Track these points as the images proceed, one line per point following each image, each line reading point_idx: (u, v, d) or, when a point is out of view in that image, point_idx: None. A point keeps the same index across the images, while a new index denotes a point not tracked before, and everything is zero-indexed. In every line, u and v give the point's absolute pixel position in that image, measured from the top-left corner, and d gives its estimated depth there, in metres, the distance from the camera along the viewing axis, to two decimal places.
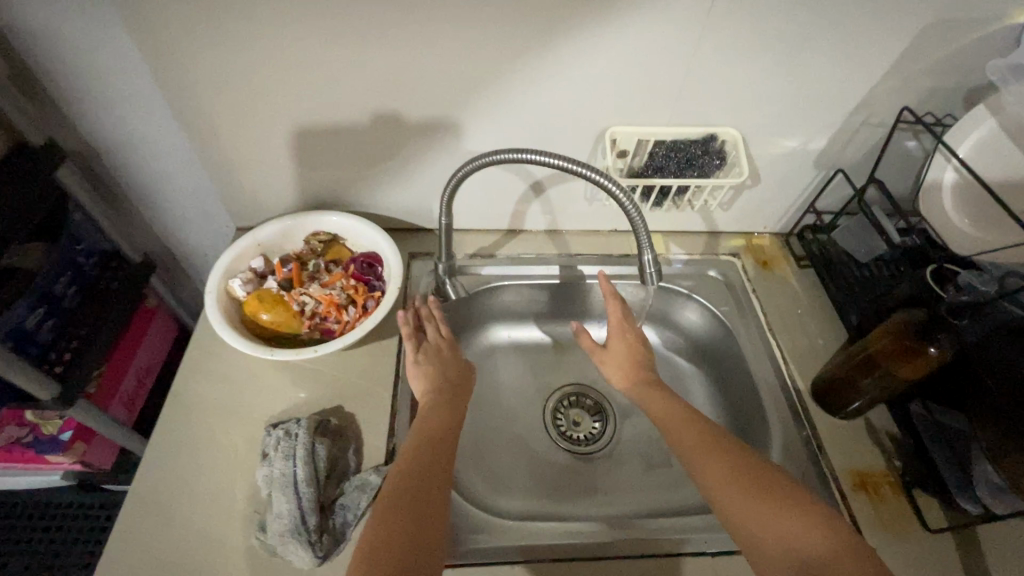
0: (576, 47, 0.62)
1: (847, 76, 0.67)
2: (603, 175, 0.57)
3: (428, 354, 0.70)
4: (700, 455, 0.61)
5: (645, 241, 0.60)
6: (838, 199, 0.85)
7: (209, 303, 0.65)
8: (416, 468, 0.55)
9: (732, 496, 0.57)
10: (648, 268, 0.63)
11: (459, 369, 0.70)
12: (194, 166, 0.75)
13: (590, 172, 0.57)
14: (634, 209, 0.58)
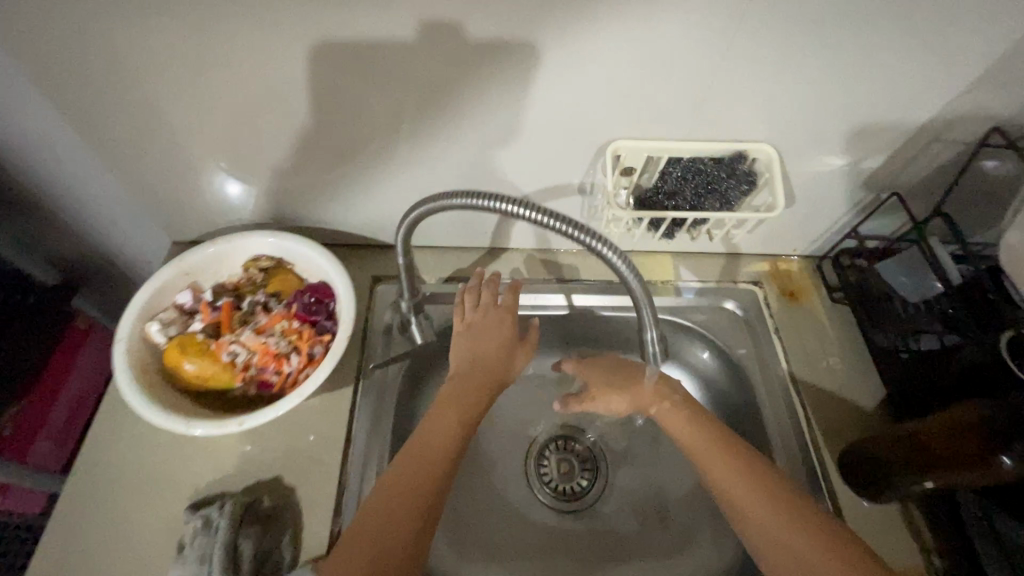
0: (571, 38, 0.48)
1: (921, 83, 0.52)
2: (598, 238, 0.44)
3: (477, 324, 0.64)
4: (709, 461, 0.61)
5: (648, 319, 0.51)
6: (889, 224, 0.71)
7: (118, 355, 0.54)
8: (411, 474, 0.54)
9: (735, 492, 0.58)
10: (650, 348, 0.54)
11: (503, 348, 0.64)
12: (101, 176, 0.64)
13: (582, 234, 0.44)
14: (630, 274, 0.46)
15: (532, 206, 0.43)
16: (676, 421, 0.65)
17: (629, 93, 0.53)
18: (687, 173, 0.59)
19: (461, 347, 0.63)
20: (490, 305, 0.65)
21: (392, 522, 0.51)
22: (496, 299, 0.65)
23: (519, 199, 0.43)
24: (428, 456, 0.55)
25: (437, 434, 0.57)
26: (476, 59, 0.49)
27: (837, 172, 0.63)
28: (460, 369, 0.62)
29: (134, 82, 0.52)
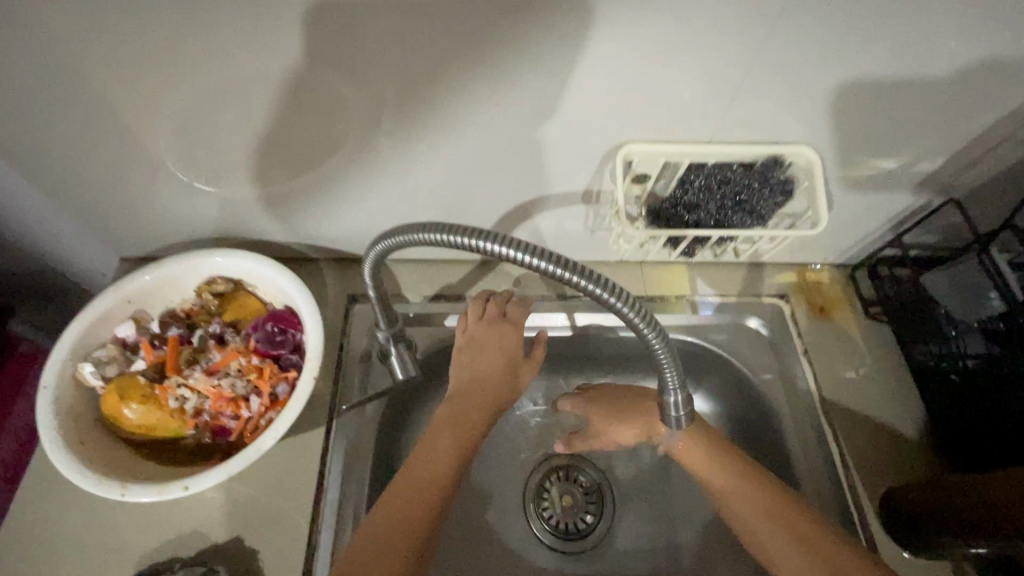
0: (575, 19, 0.38)
1: (1003, 74, 0.43)
2: (600, 280, 0.37)
3: (481, 336, 0.57)
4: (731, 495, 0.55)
5: (673, 382, 0.44)
6: (936, 232, 0.62)
7: (42, 405, 0.46)
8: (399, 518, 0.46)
9: (761, 530, 0.53)
10: (673, 415, 0.47)
11: (508, 366, 0.57)
12: (27, 187, 0.55)
13: (578, 276, 0.36)
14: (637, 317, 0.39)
15: (524, 247, 0.35)
16: (706, 470, 0.57)
17: (646, 87, 0.44)
18: (711, 182, 0.50)
19: (460, 362, 0.56)
20: (496, 316, 0.57)
21: (386, 549, 0.44)
22: (504, 311, 0.58)
23: (536, 246, 0.36)
24: (427, 479, 0.49)
25: (436, 456, 0.51)
26: (459, 43, 0.40)
27: (884, 176, 0.54)
28: (458, 387, 0.55)
29: (45, 75, 0.43)
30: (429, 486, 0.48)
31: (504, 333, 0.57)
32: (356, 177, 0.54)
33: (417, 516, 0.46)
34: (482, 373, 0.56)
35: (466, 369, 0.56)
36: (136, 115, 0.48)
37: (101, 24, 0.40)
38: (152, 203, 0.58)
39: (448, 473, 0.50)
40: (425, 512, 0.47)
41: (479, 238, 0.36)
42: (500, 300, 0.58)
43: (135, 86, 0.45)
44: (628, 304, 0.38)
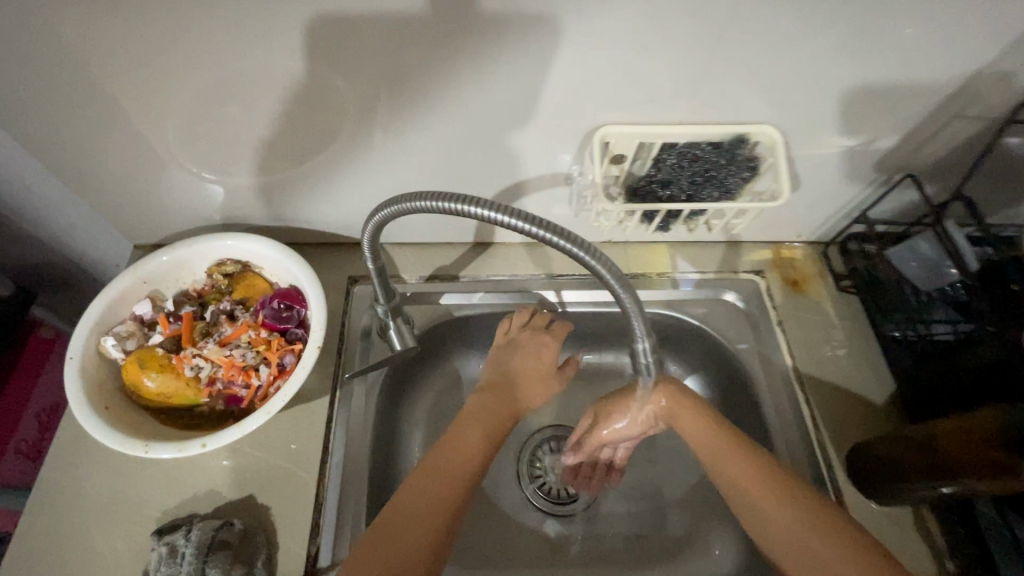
0: (553, 13, 0.42)
1: (941, 56, 0.47)
2: (566, 234, 0.40)
3: (523, 342, 0.64)
4: (714, 459, 0.57)
5: (640, 331, 0.45)
6: (899, 207, 0.66)
7: (69, 373, 0.50)
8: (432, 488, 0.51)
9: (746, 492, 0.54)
10: (641, 360, 0.48)
11: (541, 373, 0.64)
12: (50, 177, 0.60)
13: (547, 230, 0.40)
14: (602, 264, 0.41)
15: (496, 206, 0.39)
16: (700, 433, 0.59)
17: (620, 73, 0.48)
18: (681, 160, 0.54)
19: (496, 359, 0.64)
20: (540, 329, 0.65)
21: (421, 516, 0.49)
22: (546, 326, 0.65)
23: (509, 206, 0.39)
24: (456, 460, 0.54)
25: (465, 447, 0.55)
26: (447, 31, 0.44)
27: (845, 154, 0.58)
28: (492, 381, 0.62)
29: (65, 71, 0.47)
30: (454, 478, 0.52)
31: (542, 343, 0.64)
32: (355, 165, 0.58)
33: (444, 495, 0.51)
34: (516, 375, 0.63)
35: (501, 365, 0.63)
36: (150, 108, 0.51)
37: (119, 27, 0.44)
38: (165, 192, 0.62)
39: (474, 458, 0.55)
40: (451, 492, 0.51)
41: (476, 205, 0.39)
42: (544, 316, 0.66)
43: (148, 79, 0.48)
44: (593, 257, 0.41)
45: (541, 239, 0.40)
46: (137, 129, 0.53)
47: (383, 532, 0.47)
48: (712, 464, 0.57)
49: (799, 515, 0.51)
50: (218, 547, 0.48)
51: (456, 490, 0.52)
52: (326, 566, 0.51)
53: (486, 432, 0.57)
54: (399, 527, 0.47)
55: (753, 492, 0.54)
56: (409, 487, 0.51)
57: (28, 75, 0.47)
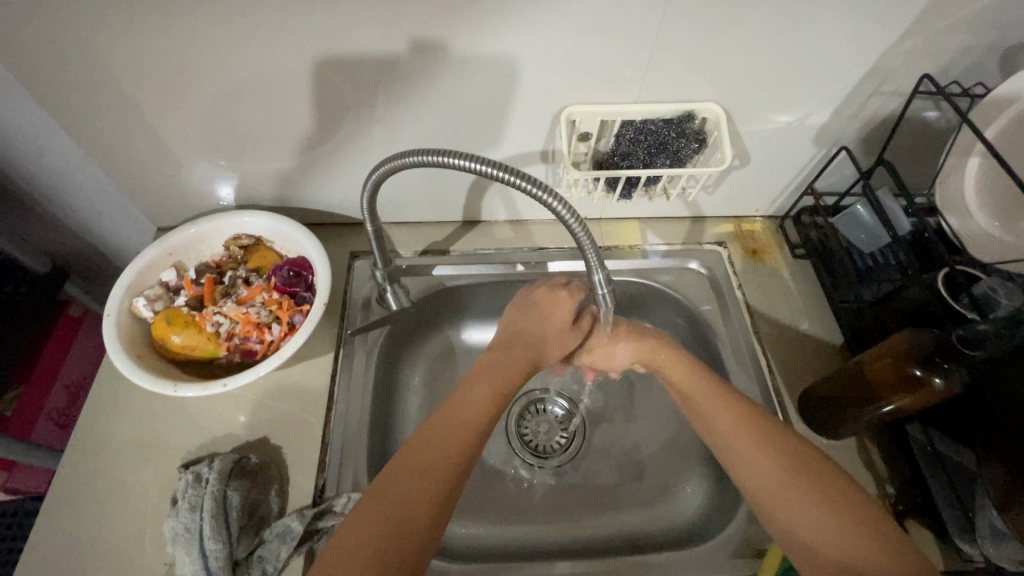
0: (522, 7, 0.50)
1: (854, 39, 0.55)
2: (541, 185, 0.48)
3: (538, 299, 0.62)
4: (704, 406, 0.57)
5: (594, 261, 0.53)
6: (840, 179, 0.73)
7: (107, 328, 0.57)
8: (439, 441, 0.49)
9: (736, 437, 0.54)
10: (598, 292, 0.56)
11: (556, 332, 0.61)
12: (88, 165, 0.68)
13: (518, 178, 0.47)
14: (573, 218, 0.49)
15: (480, 158, 0.47)
16: (684, 376, 0.60)
17: (582, 58, 0.56)
18: (639, 135, 0.62)
19: (510, 317, 0.62)
20: (557, 286, 0.63)
21: (425, 469, 0.47)
22: (564, 284, 0.63)
23: (488, 159, 0.47)
24: (466, 412, 0.52)
25: (477, 405, 0.53)
26: (434, 25, 0.52)
27: (785, 129, 0.66)
28: (503, 340, 0.61)
29: (107, 72, 0.55)
30: (466, 442, 0.50)
31: (557, 298, 0.61)
32: (354, 150, 0.66)
33: (450, 451, 0.49)
34: (531, 332, 0.61)
35: (515, 323, 0.62)
36: (177, 102, 0.59)
37: (154, 35, 0.51)
38: (186, 180, 0.69)
39: (482, 415, 0.52)
40: (458, 448, 0.49)
41: (461, 158, 0.47)
42: (561, 278, 0.64)
43: (178, 77, 0.56)
44: (558, 202, 0.49)
45: (514, 187, 0.48)
46: (163, 122, 0.61)
47: (382, 497, 0.45)
48: (694, 406, 0.58)
49: (775, 455, 0.51)
50: (237, 476, 0.55)
51: (464, 446, 0.50)
52: (332, 495, 0.57)
53: (496, 389, 0.55)
54: (404, 480, 0.46)
55: (734, 432, 0.54)
56: (410, 458, 0.48)
57: (74, 76, 0.55)
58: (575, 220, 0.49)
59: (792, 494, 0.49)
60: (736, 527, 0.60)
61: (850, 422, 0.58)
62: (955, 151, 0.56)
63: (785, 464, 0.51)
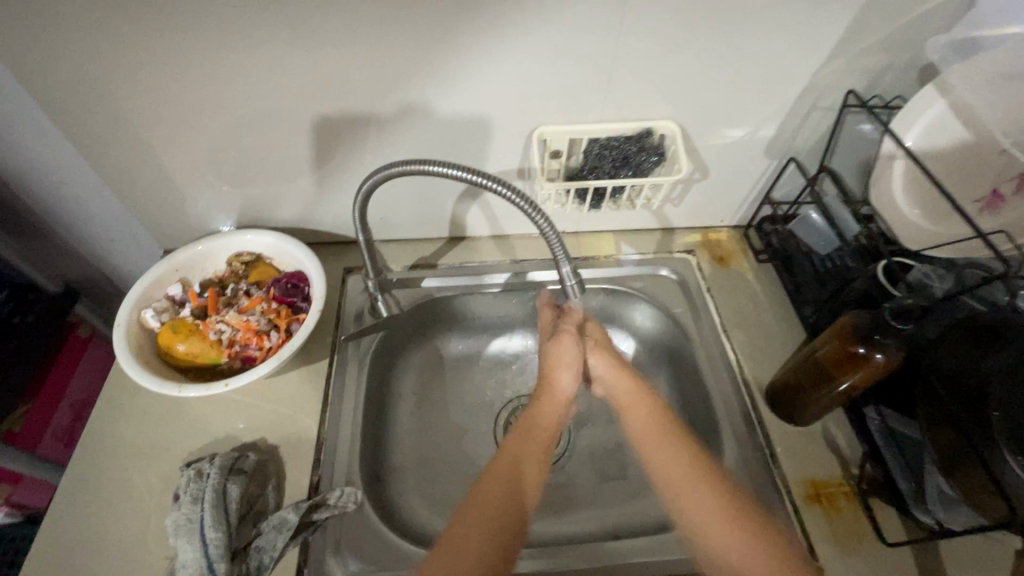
0: (491, 42, 0.58)
1: (788, 61, 0.63)
2: (517, 192, 0.55)
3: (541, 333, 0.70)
4: (653, 446, 0.57)
5: (561, 255, 0.60)
6: (794, 189, 0.80)
7: (117, 337, 0.62)
8: (496, 483, 0.54)
9: (680, 486, 0.54)
10: (567, 284, 0.63)
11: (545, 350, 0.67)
12: (103, 193, 0.73)
13: (495, 184, 0.54)
14: (540, 218, 0.56)
15: (463, 168, 0.53)
16: (644, 421, 0.60)
17: (547, 84, 0.63)
18: (604, 151, 0.68)
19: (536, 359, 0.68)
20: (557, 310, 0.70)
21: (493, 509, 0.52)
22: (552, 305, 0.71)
23: (469, 167, 0.54)
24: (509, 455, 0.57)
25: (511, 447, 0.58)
26: (415, 59, 0.59)
27: (737, 143, 0.73)
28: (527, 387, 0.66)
29: (122, 108, 0.61)
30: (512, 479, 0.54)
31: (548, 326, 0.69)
32: (345, 173, 0.72)
33: (508, 489, 0.53)
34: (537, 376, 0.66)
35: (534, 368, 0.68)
36: (186, 133, 0.65)
37: (166, 75, 0.58)
38: (190, 207, 0.75)
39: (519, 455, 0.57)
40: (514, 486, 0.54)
41: (441, 166, 0.54)
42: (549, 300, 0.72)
43: (186, 112, 0.62)
44: (520, 199, 0.55)
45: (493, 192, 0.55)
46: (172, 154, 0.67)
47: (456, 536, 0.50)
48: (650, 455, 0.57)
49: (729, 512, 0.51)
50: (237, 471, 0.58)
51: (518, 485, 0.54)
52: (325, 489, 0.60)
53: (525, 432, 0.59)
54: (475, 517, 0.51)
55: (690, 484, 0.53)
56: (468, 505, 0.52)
57: (94, 112, 0.61)
58: (546, 224, 0.57)
59: (752, 551, 0.49)
60: None
61: (813, 406, 0.63)
62: (881, 157, 0.63)
63: (739, 523, 0.50)
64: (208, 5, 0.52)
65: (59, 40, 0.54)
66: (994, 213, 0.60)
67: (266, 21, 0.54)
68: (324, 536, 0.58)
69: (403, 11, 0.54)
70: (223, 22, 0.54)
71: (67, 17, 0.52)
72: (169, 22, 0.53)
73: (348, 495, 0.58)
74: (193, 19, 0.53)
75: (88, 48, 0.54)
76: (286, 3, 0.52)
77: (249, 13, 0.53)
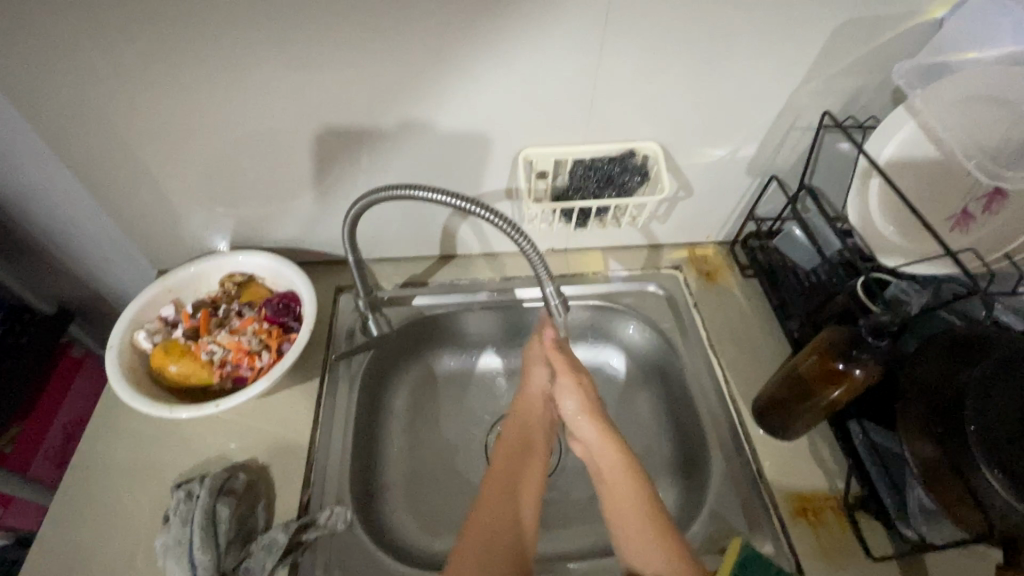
0: (475, 69, 0.60)
1: (763, 84, 0.65)
2: (499, 215, 0.56)
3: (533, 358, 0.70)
4: (628, 522, 0.56)
5: (544, 275, 0.62)
6: (777, 205, 0.82)
7: (110, 358, 0.63)
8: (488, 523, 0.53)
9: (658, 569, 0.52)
10: (552, 302, 0.65)
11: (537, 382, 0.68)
12: (99, 217, 0.75)
13: (478, 207, 0.56)
14: (522, 239, 0.58)
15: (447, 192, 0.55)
16: (620, 496, 0.58)
17: (531, 108, 0.65)
18: (589, 171, 0.70)
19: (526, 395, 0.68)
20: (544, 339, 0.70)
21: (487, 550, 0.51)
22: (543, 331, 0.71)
23: (452, 192, 0.55)
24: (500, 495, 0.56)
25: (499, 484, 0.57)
26: (401, 84, 0.61)
27: (719, 162, 0.75)
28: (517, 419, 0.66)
29: (119, 134, 0.63)
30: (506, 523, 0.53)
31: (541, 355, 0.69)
32: (336, 194, 0.73)
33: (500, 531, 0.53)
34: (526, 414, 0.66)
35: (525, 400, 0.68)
36: (180, 157, 0.66)
37: (161, 101, 0.60)
38: (184, 229, 0.76)
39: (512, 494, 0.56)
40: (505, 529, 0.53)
41: (426, 190, 0.55)
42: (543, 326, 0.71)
43: (181, 137, 0.64)
44: (501, 220, 0.57)
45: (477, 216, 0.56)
46: (166, 178, 0.69)
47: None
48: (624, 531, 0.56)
49: None
50: (226, 492, 0.59)
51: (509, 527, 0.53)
52: (315, 509, 0.61)
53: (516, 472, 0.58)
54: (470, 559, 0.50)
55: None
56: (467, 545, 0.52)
57: (91, 138, 0.63)
58: (528, 245, 0.58)
59: None
60: (700, 527, 0.62)
61: (799, 421, 0.64)
62: (858, 175, 0.65)
63: None
64: (204, 34, 0.54)
65: (58, 70, 0.56)
66: (965, 231, 0.63)
67: (260, 49, 0.56)
68: (313, 556, 0.58)
69: (389, 40, 0.56)
70: (219, 50, 0.56)
71: (68, 47, 0.54)
72: (165, 52, 0.55)
73: (338, 515, 0.58)
74: (189, 48, 0.55)
75: (87, 76, 0.57)
76: (279, 33, 0.55)
77: (243, 42, 0.55)
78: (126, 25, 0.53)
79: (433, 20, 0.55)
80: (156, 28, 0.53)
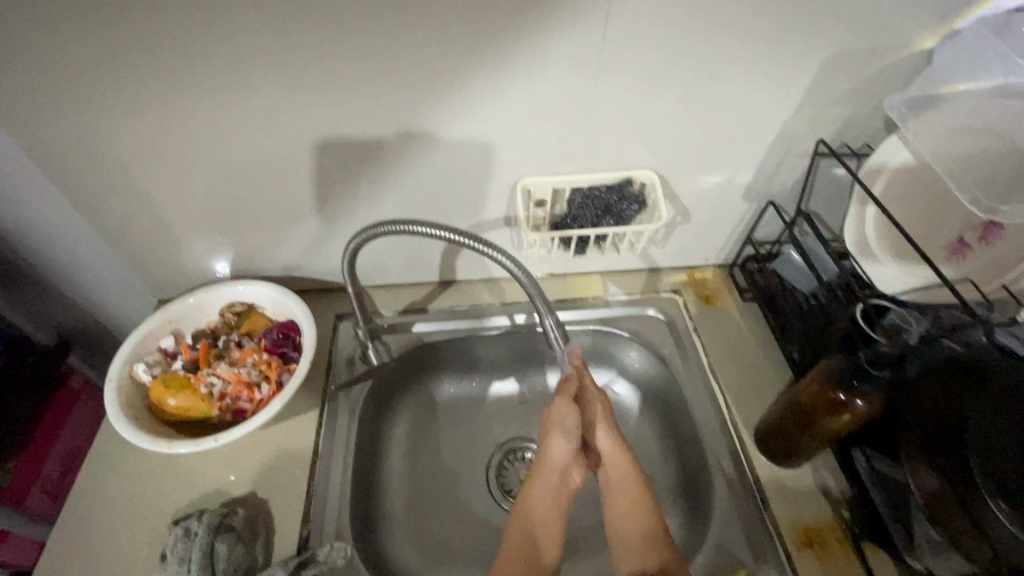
0: (472, 101, 0.61)
1: (756, 113, 0.66)
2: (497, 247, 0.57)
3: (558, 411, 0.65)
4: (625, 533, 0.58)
5: (543, 309, 0.63)
6: (775, 229, 0.82)
7: (108, 392, 0.62)
8: None
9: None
10: (551, 336, 0.65)
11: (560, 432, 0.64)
12: (100, 248, 0.75)
13: (476, 240, 0.56)
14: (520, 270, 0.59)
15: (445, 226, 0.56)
16: (624, 509, 0.60)
17: (528, 138, 0.66)
18: (587, 199, 0.71)
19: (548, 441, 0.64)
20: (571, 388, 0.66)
21: None
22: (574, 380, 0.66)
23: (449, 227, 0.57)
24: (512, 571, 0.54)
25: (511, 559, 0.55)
26: (399, 116, 0.62)
27: (716, 188, 0.75)
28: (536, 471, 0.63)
29: (123, 167, 0.64)
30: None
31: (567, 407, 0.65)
32: (335, 224, 0.74)
33: None
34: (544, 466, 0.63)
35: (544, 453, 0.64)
36: (182, 188, 0.67)
37: (164, 135, 0.61)
38: (184, 258, 0.76)
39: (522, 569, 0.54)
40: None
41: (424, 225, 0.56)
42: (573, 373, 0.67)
43: (183, 169, 0.65)
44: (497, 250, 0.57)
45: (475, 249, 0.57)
46: (168, 209, 0.69)
47: None
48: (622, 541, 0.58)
49: None
50: (224, 529, 0.58)
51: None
52: (314, 544, 0.60)
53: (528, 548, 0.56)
54: None
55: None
56: None
57: (95, 171, 0.64)
58: (526, 277, 0.59)
59: None
60: (703, 558, 0.61)
61: (800, 450, 0.64)
62: (853, 202, 0.66)
63: None
64: (208, 70, 0.56)
65: (65, 105, 0.57)
66: (959, 261, 0.64)
67: (261, 85, 0.57)
68: None
69: (388, 74, 0.58)
70: (222, 85, 0.57)
71: (74, 84, 0.55)
72: (169, 87, 0.57)
73: (336, 551, 0.58)
74: (192, 84, 0.57)
75: (92, 111, 0.58)
76: (280, 69, 0.56)
77: (246, 77, 0.57)
78: (132, 63, 0.54)
79: (431, 55, 0.57)
80: (160, 66, 0.55)
